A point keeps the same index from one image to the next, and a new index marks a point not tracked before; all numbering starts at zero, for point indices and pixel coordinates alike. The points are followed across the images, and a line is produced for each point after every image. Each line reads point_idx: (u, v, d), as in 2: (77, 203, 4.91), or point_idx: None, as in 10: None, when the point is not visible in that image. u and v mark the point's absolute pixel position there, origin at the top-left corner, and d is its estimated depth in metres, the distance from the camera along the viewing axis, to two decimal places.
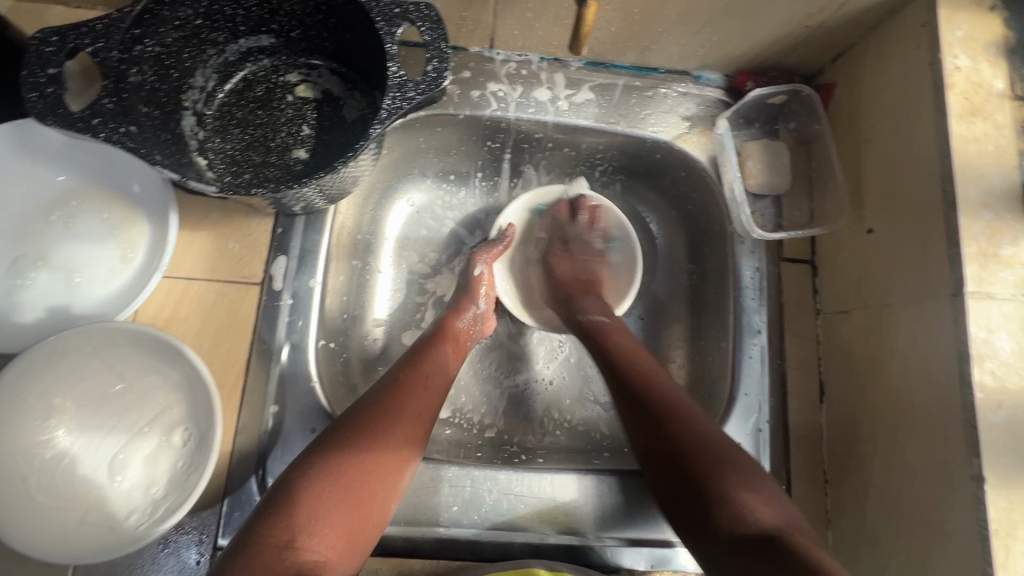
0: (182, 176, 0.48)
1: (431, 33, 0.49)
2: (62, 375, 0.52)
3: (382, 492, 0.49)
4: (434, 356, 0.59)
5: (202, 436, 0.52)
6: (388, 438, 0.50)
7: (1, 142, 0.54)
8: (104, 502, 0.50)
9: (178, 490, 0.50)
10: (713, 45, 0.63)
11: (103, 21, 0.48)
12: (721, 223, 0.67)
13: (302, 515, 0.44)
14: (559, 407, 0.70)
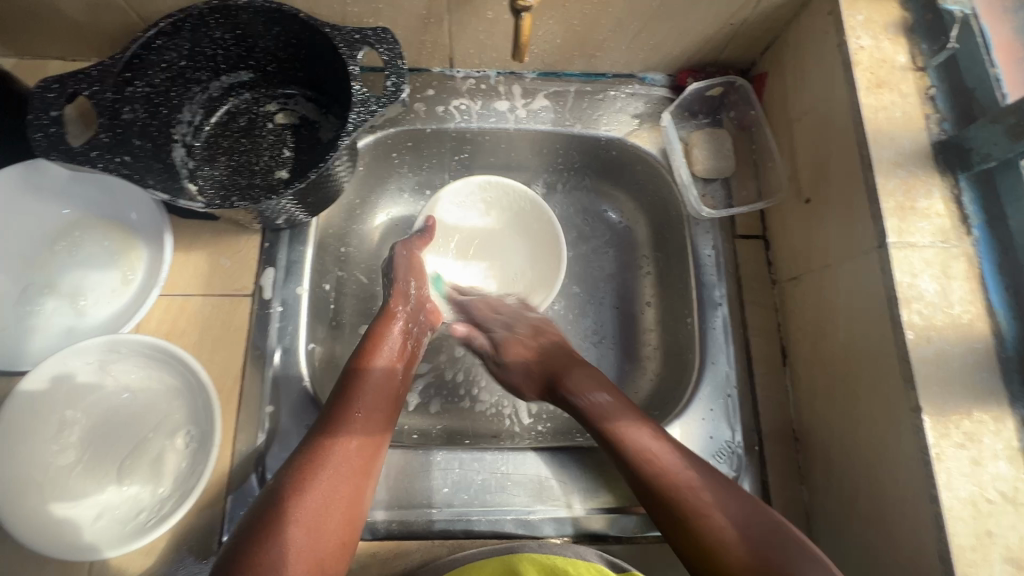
0: (171, 196, 0.53)
1: (389, 54, 0.56)
2: (72, 389, 0.56)
3: (343, 509, 0.50)
4: (376, 362, 0.60)
5: (205, 435, 0.56)
6: (338, 460, 0.52)
7: (10, 181, 0.60)
8: (115, 504, 0.54)
9: (185, 485, 0.54)
10: (652, 48, 0.70)
11: (98, 68, 0.54)
12: (676, 208, 0.72)
13: (269, 543, 0.45)
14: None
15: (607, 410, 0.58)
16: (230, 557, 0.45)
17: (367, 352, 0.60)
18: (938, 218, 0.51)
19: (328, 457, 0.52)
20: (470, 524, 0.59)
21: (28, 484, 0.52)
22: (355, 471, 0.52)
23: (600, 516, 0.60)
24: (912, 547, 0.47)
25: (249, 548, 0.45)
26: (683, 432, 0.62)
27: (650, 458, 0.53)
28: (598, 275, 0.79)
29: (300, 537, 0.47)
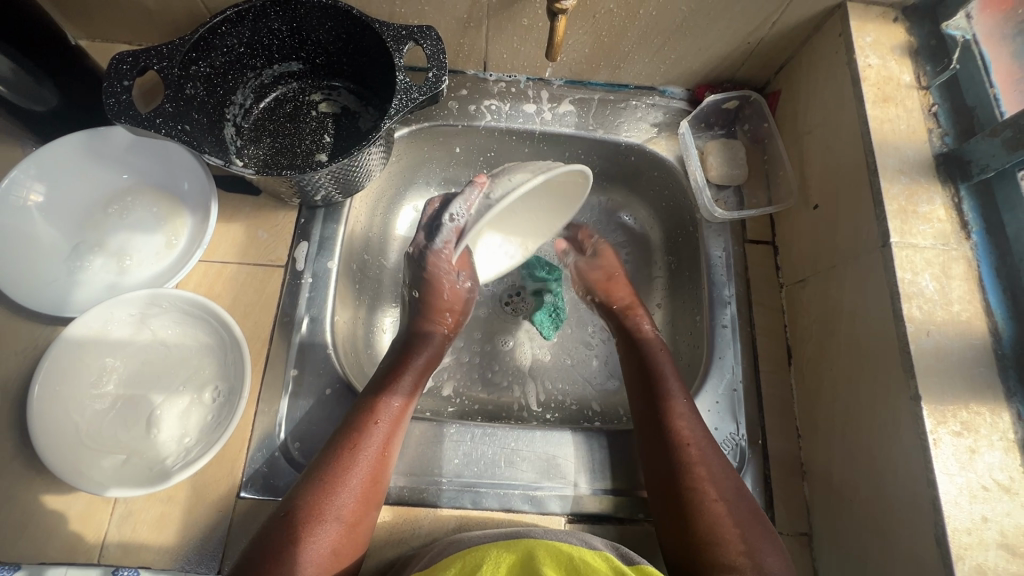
0: (225, 162, 0.58)
1: (433, 49, 0.62)
2: (112, 338, 0.59)
3: (367, 500, 0.55)
4: (421, 357, 0.67)
5: (233, 390, 0.59)
6: (364, 452, 0.56)
7: (74, 145, 0.64)
8: (143, 449, 0.56)
9: (210, 436, 0.57)
10: (673, 63, 0.75)
11: (168, 46, 0.59)
12: (691, 212, 0.76)
13: (305, 534, 0.50)
14: (551, 382, 0.80)
15: (665, 366, 0.66)
16: (266, 536, 0.50)
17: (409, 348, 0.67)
18: (938, 222, 0.55)
19: (365, 444, 0.57)
20: (478, 495, 0.60)
21: (64, 422, 0.55)
22: (383, 465, 0.57)
23: (604, 497, 0.61)
24: (911, 533, 0.49)
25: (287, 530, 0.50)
26: None
27: (702, 440, 0.59)
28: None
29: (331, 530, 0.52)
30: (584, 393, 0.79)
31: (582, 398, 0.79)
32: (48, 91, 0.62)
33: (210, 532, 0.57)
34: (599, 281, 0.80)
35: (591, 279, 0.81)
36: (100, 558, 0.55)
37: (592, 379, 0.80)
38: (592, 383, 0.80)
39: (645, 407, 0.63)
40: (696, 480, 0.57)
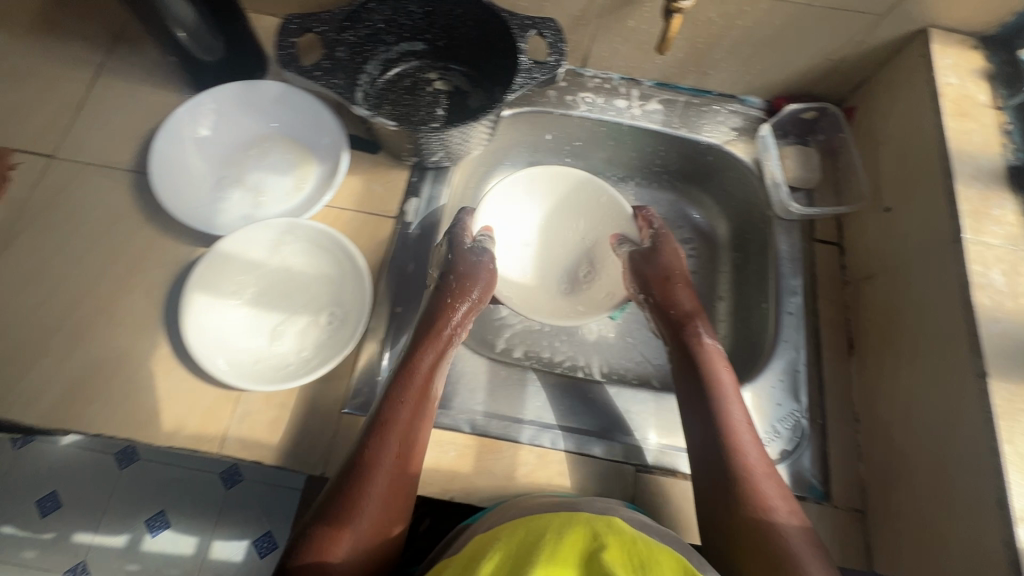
0: (373, 114, 0.66)
1: (553, 37, 0.70)
2: (247, 258, 0.67)
3: (403, 478, 0.56)
4: (446, 323, 0.65)
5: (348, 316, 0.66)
6: (399, 423, 0.57)
7: (230, 92, 0.73)
8: (267, 356, 0.64)
9: (325, 352, 0.64)
10: (757, 74, 0.82)
11: (328, 15, 0.69)
12: (763, 210, 0.82)
13: (347, 516, 0.52)
14: (614, 358, 0.87)
15: (715, 358, 0.68)
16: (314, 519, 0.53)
17: (434, 312, 0.66)
18: (1009, 225, 0.60)
19: (392, 425, 0.57)
20: (557, 437, 0.66)
21: (206, 322, 0.63)
22: (415, 444, 0.57)
23: (672, 453, 0.66)
24: (972, 499, 0.53)
25: (328, 515, 0.52)
26: (754, 397, 0.70)
27: (741, 446, 0.60)
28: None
29: (373, 510, 0.53)
30: (645, 371, 0.86)
31: (643, 374, 0.86)
32: (219, 44, 0.73)
33: (317, 438, 0.63)
34: (654, 271, 0.76)
35: (648, 274, 0.76)
36: (221, 449, 0.62)
37: (653, 359, 0.87)
38: (653, 363, 0.87)
39: (693, 401, 0.65)
40: (734, 492, 0.58)
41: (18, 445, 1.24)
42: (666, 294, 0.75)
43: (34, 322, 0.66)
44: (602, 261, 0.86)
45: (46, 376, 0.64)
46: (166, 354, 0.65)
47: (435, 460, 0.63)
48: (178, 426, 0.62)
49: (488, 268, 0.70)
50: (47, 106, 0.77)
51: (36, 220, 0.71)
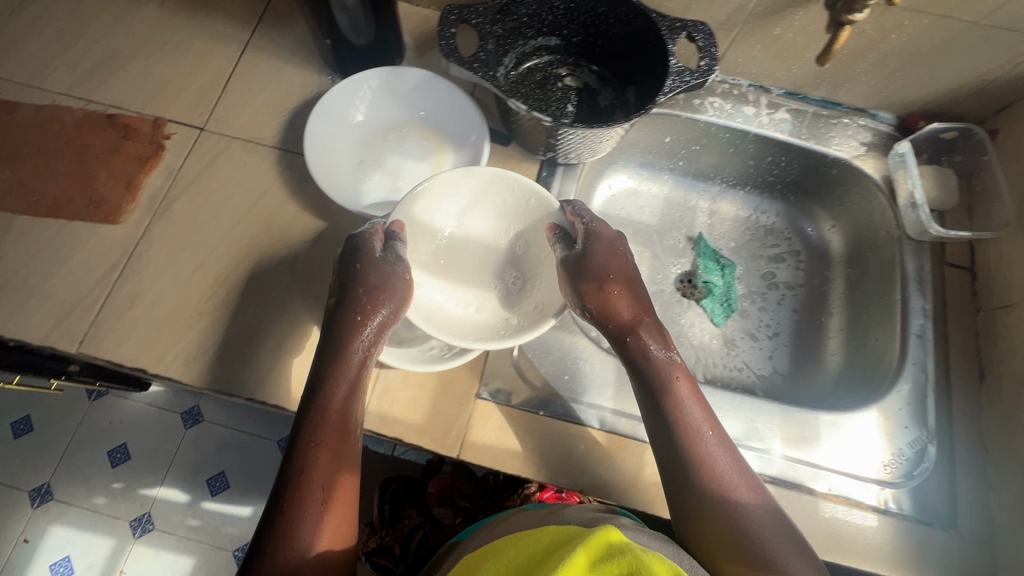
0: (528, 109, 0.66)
1: (705, 41, 0.69)
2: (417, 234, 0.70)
3: (328, 485, 0.55)
4: (359, 337, 0.61)
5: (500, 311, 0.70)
6: (326, 432, 0.56)
7: (378, 77, 0.75)
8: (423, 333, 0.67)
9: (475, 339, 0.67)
10: (895, 90, 0.81)
11: (485, 6, 0.70)
12: (891, 229, 0.81)
13: (292, 525, 0.52)
14: (715, 364, 0.87)
15: (668, 377, 0.62)
16: (265, 526, 0.53)
17: (341, 314, 0.62)
18: None
19: (321, 435, 0.56)
20: None
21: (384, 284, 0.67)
22: (332, 453, 0.56)
23: (797, 465, 0.67)
24: None
25: (278, 527, 0.52)
26: (882, 416, 0.70)
27: (709, 462, 0.58)
28: (775, 279, 0.92)
29: (313, 520, 0.53)
30: (749, 380, 0.85)
31: (748, 384, 0.85)
32: (371, 28, 0.72)
33: (454, 419, 0.65)
34: (589, 277, 0.64)
35: (587, 285, 0.64)
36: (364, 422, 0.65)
37: (758, 370, 0.86)
38: (757, 373, 0.86)
39: (652, 416, 0.61)
40: (697, 507, 0.56)
41: (93, 397, 1.37)
42: (614, 310, 0.65)
43: (185, 288, 0.69)
44: (531, 272, 0.72)
45: (199, 339, 0.67)
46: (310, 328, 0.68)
47: (566, 451, 0.65)
48: None
49: (404, 275, 0.62)
50: (197, 81, 0.80)
51: (187, 190, 0.74)
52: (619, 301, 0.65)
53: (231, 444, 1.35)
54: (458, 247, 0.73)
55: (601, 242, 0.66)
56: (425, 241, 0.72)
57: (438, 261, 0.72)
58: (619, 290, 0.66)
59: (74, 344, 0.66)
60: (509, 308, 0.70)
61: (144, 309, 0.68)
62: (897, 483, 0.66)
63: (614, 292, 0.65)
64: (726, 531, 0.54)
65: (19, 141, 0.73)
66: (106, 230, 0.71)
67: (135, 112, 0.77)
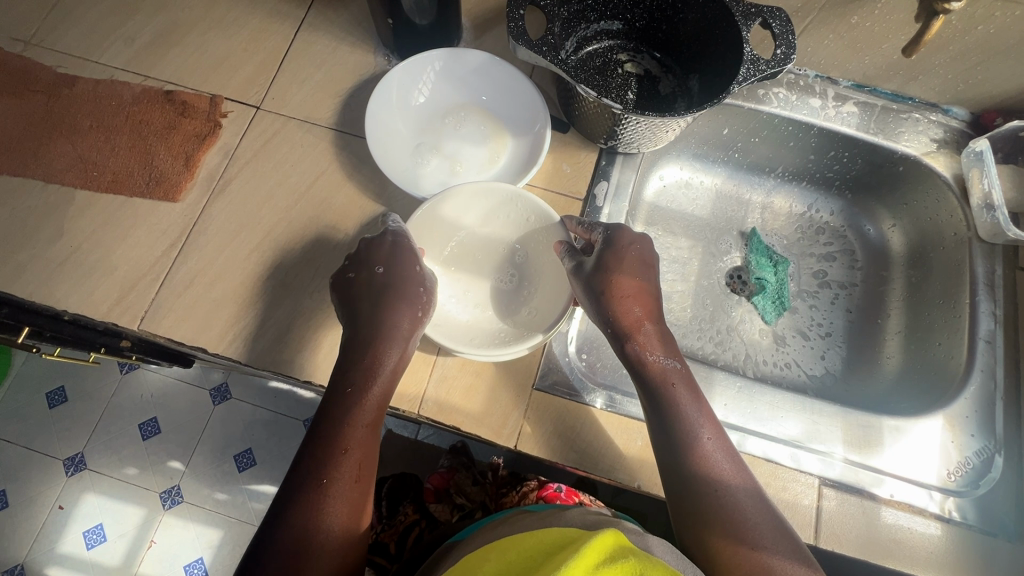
0: (598, 94, 0.62)
1: (782, 29, 0.66)
2: (447, 235, 0.71)
3: (357, 461, 0.55)
4: (398, 330, 0.61)
5: (532, 310, 0.69)
6: (358, 410, 0.57)
7: (438, 58, 0.74)
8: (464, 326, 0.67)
9: (512, 332, 0.67)
10: (973, 85, 0.77)
11: None
12: (960, 230, 0.78)
13: (318, 496, 0.52)
14: (764, 362, 0.85)
15: (675, 378, 0.60)
16: (287, 496, 0.53)
17: (385, 304, 0.62)
18: None
19: (354, 412, 0.57)
20: (743, 438, 0.66)
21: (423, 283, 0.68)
22: (366, 431, 0.57)
23: (860, 470, 0.65)
24: None
25: (304, 496, 0.52)
26: (947, 422, 0.68)
27: (708, 461, 0.56)
28: (827, 277, 0.90)
29: (341, 494, 0.53)
30: (800, 380, 0.83)
31: (799, 384, 0.83)
32: (433, 6, 0.70)
33: (511, 409, 0.64)
34: (599, 282, 0.63)
35: (596, 288, 0.63)
36: (420, 410, 0.64)
37: (809, 369, 0.84)
38: (807, 372, 0.84)
39: (653, 416, 0.59)
40: (694, 503, 0.55)
41: (126, 371, 1.39)
42: (620, 311, 0.63)
43: (241, 268, 0.69)
44: (536, 278, 0.71)
45: (258, 321, 0.67)
46: None
47: (624, 447, 0.64)
48: None
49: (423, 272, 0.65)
50: (254, 58, 0.79)
51: (243, 169, 0.73)
52: (626, 301, 0.63)
53: (260, 423, 1.37)
54: (470, 252, 0.72)
55: (614, 242, 0.65)
56: (449, 241, 0.71)
57: (455, 264, 0.72)
58: (624, 288, 0.64)
59: (135, 321, 0.66)
60: (514, 311, 0.70)
61: (203, 288, 0.68)
62: (960, 492, 0.65)
63: (625, 288, 0.64)
64: (732, 527, 0.52)
65: (80, 115, 0.73)
66: (166, 207, 0.70)
67: (192, 89, 0.76)
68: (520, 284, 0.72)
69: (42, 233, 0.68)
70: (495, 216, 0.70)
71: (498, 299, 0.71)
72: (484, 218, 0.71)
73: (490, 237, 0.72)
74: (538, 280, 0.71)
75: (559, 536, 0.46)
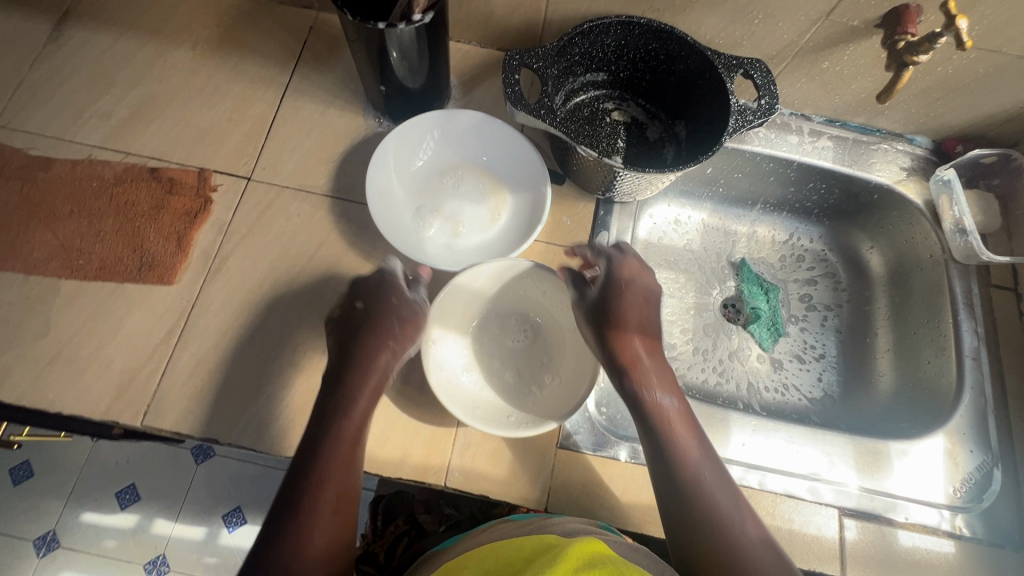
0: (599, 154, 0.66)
1: (763, 79, 0.70)
2: (466, 311, 0.70)
3: (335, 512, 0.53)
4: (371, 374, 0.60)
5: (556, 376, 0.68)
6: (338, 459, 0.55)
7: (431, 120, 0.74)
8: (491, 404, 0.66)
9: (538, 402, 0.66)
10: (934, 117, 0.83)
11: (544, 50, 0.69)
12: (935, 253, 0.83)
13: (293, 549, 0.49)
14: (765, 390, 0.87)
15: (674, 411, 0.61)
16: (259, 553, 0.50)
17: (362, 345, 0.61)
18: None
19: (332, 460, 0.55)
20: (764, 478, 0.67)
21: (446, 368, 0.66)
22: (346, 479, 0.55)
23: (875, 497, 0.67)
24: None
25: (278, 552, 0.49)
26: (948, 440, 0.72)
27: (699, 477, 0.57)
28: (813, 301, 0.94)
29: (318, 545, 0.50)
30: (799, 404, 0.86)
31: (800, 409, 0.86)
32: (424, 66, 0.70)
33: (539, 471, 0.64)
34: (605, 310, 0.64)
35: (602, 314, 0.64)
36: (446, 482, 0.63)
37: (807, 392, 0.87)
38: (805, 395, 0.87)
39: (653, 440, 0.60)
40: (697, 539, 0.55)
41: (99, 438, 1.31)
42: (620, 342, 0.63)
43: (244, 348, 0.66)
44: (557, 345, 0.71)
45: (267, 405, 0.64)
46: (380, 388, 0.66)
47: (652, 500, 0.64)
48: (402, 457, 0.64)
49: (407, 312, 0.64)
50: (240, 127, 0.77)
51: (240, 244, 0.71)
52: (627, 332, 0.64)
53: (248, 478, 1.29)
54: (490, 327, 0.72)
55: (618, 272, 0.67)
56: (468, 318, 0.71)
57: (476, 339, 0.70)
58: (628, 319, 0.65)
59: (136, 415, 0.63)
60: (538, 380, 0.69)
61: (206, 374, 0.65)
62: (967, 508, 0.68)
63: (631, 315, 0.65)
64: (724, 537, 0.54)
65: (59, 200, 0.70)
66: (161, 291, 0.68)
67: (177, 163, 0.74)
68: (543, 354, 0.70)
69: (28, 328, 0.65)
70: (512, 286, 0.70)
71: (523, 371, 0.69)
72: (503, 293, 0.70)
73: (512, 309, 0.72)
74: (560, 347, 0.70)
75: (537, 544, 0.46)
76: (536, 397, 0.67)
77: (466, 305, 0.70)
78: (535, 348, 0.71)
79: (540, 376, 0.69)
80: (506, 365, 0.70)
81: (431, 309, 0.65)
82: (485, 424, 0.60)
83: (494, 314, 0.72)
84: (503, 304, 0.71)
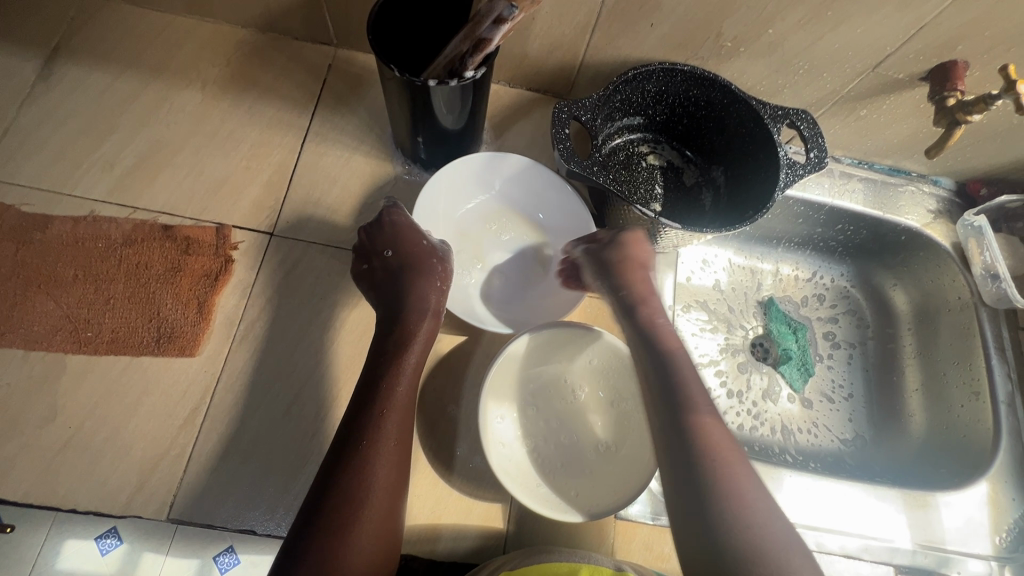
0: (656, 216, 0.62)
1: (810, 131, 0.68)
2: (519, 378, 0.67)
3: (386, 491, 0.49)
4: (415, 336, 0.58)
5: (617, 448, 0.65)
6: (389, 433, 0.51)
7: (474, 167, 0.70)
8: (553, 483, 0.62)
9: (602, 474, 0.64)
10: (961, 161, 0.84)
11: (590, 101, 0.66)
12: (964, 296, 0.84)
13: (344, 534, 0.46)
14: (804, 436, 0.84)
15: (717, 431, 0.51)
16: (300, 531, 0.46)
17: (400, 307, 0.59)
18: None
19: (381, 433, 0.51)
20: (820, 538, 0.68)
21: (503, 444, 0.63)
22: (398, 456, 0.51)
23: (927, 552, 0.69)
24: None
25: (327, 536, 0.45)
26: (990, 487, 0.73)
27: (750, 511, 0.46)
28: (837, 339, 0.91)
29: (370, 527, 0.47)
30: (835, 447, 0.84)
31: (835, 452, 0.83)
32: (465, 120, 0.65)
33: (599, 545, 0.63)
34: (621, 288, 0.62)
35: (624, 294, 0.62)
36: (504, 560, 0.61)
37: (841, 435, 0.84)
38: (840, 439, 0.84)
39: (693, 456, 0.49)
40: None
41: None
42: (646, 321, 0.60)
43: (277, 426, 0.61)
44: (615, 413, 0.67)
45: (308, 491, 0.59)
46: (428, 462, 0.63)
47: None
48: (459, 536, 0.61)
49: (440, 262, 0.62)
50: (258, 176, 0.71)
51: (266, 309, 0.65)
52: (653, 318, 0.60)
53: None
54: (544, 393, 0.68)
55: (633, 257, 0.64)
56: (522, 385, 0.67)
57: (531, 408, 0.67)
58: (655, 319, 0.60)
59: (162, 506, 0.57)
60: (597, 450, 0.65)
61: (238, 457, 0.59)
62: (1013, 557, 0.69)
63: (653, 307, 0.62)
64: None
65: (62, 263, 0.64)
66: (182, 365, 0.62)
67: (192, 219, 0.68)
68: (602, 421, 0.67)
69: (34, 413, 0.59)
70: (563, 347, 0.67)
71: (579, 441, 0.66)
72: (558, 356, 0.69)
73: (566, 373, 0.69)
74: (618, 413, 0.67)
75: None
76: (597, 472, 0.64)
77: (520, 369, 0.67)
78: (592, 413, 0.68)
79: (598, 447, 0.66)
80: (563, 435, 0.67)
81: (488, 380, 0.62)
82: (557, 511, 0.56)
83: (549, 379, 0.69)
84: (557, 367, 0.69)
